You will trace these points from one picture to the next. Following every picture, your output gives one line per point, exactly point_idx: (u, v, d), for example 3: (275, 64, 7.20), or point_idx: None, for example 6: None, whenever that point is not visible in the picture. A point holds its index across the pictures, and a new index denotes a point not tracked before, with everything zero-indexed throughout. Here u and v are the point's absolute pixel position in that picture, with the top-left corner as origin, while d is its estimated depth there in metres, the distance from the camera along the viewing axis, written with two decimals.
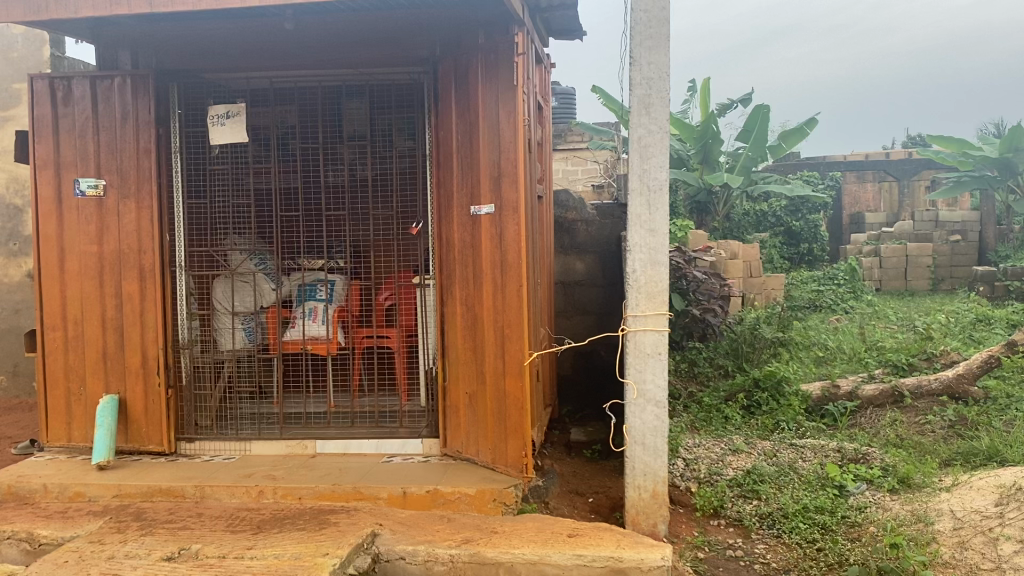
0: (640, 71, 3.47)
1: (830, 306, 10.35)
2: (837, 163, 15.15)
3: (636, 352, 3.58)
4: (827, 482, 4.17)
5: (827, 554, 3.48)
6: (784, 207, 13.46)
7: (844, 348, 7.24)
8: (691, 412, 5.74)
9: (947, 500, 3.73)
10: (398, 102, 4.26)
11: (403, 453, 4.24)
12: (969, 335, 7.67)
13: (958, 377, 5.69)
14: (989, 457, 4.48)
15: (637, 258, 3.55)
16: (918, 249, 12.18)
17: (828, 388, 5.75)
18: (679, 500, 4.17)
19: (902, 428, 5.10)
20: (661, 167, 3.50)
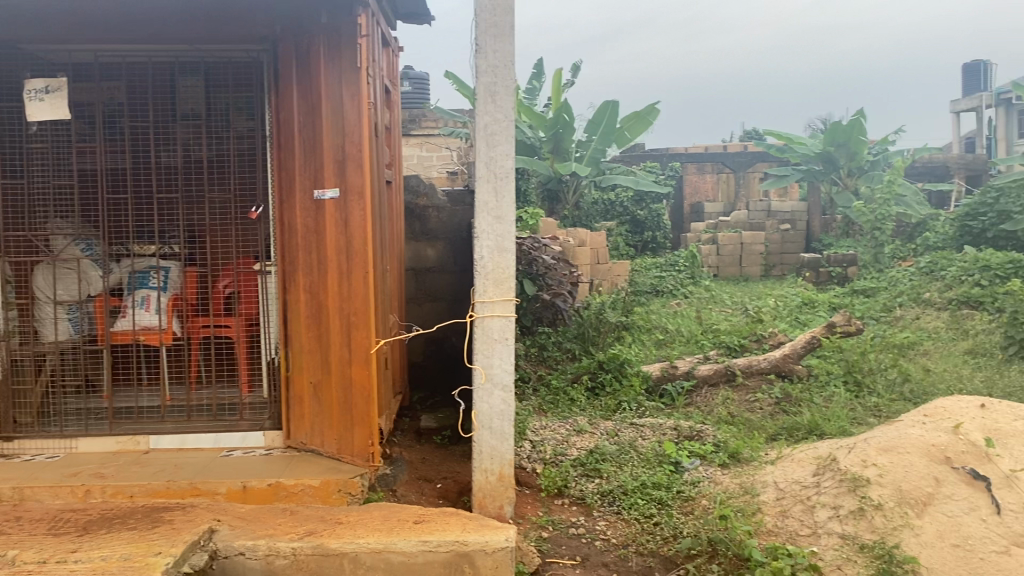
0: (485, 59, 3.48)
1: (671, 291, 10.82)
2: (679, 155, 15.84)
3: (483, 338, 3.61)
4: (664, 459, 4.36)
5: (662, 528, 3.64)
6: (631, 197, 13.89)
7: (683, 331, 7.59)
8: (539, 395, 5.86)
9: (771, 472, 3.99)
10: (236, 80, 4.10)
11: (244, 446, 4.10)
12: (795, 317, 8.22)
13: (784, 357, 6.07)
14: (809, 431, 4.83)
15: (485, 245, 3.57)
16: (752, 237, 12.90)
17: (666, 368, 6.01)
18: (525, 481, 4.24)
19: (733, 406, 5.41)
20: (508, 155, 3.53)
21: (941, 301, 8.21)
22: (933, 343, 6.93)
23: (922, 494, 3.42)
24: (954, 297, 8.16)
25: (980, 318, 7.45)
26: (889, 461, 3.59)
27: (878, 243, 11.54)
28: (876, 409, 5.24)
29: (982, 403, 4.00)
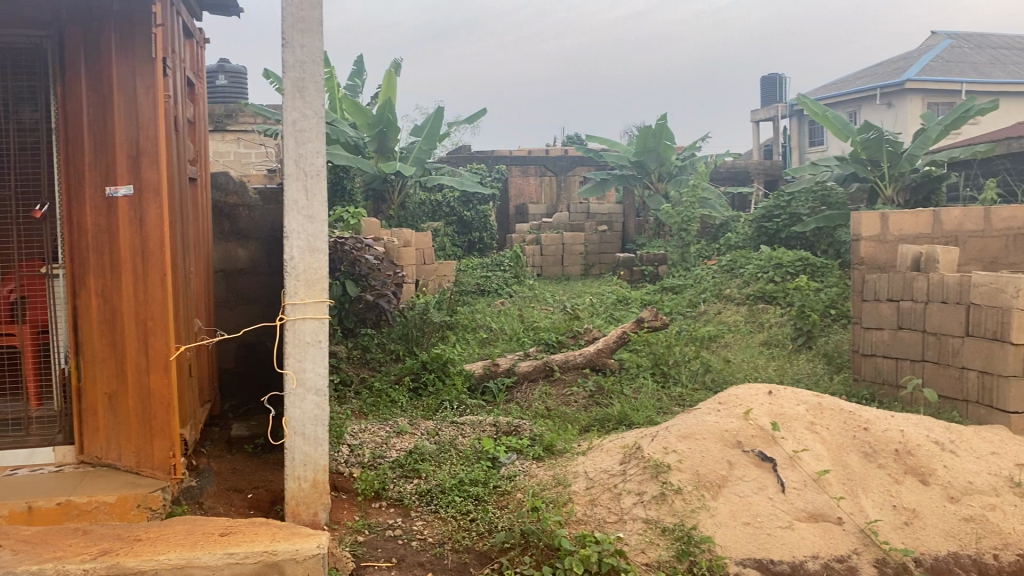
0: (293, 53, 3.38)
1: (495, 290, 10.98)
2: (503, 157, 16.10)
3: (295, 342, 3.50)
4: (481, 455, 4.41)
5: (478, 524, 3.68)
6: (457, 198, 13.97)
7: (505, 330, 7.72)
8: (360, 398, 5.77)
9: (582, 463, 4.14)
10: (15, 66, 3.68)
11: (30, 464, 3.76)
12: (610, 314, 8.56)
13: (598, 351, 6.30)
14: (619, 422, 5.06)
15: (295, 245, 3.47)
16: (573, 238, 13.32)
17: (488, 366, 6.10)
18: (341, 485, 4.16)
19: (551, 400, 5.56)
20: (319, 152, 3.45)
21: (740, 296, 8.81)
22: (733, 336, 7.42)
23: (716, 476, 3.65)
24: (752, 293, 8.76)
25: (774, 312, 8.05)
26: (688, 447, 3.80)
27: (685, 243, 12.22)
28: (681, 399, 5.55)
29: (770, 389, 4.31)
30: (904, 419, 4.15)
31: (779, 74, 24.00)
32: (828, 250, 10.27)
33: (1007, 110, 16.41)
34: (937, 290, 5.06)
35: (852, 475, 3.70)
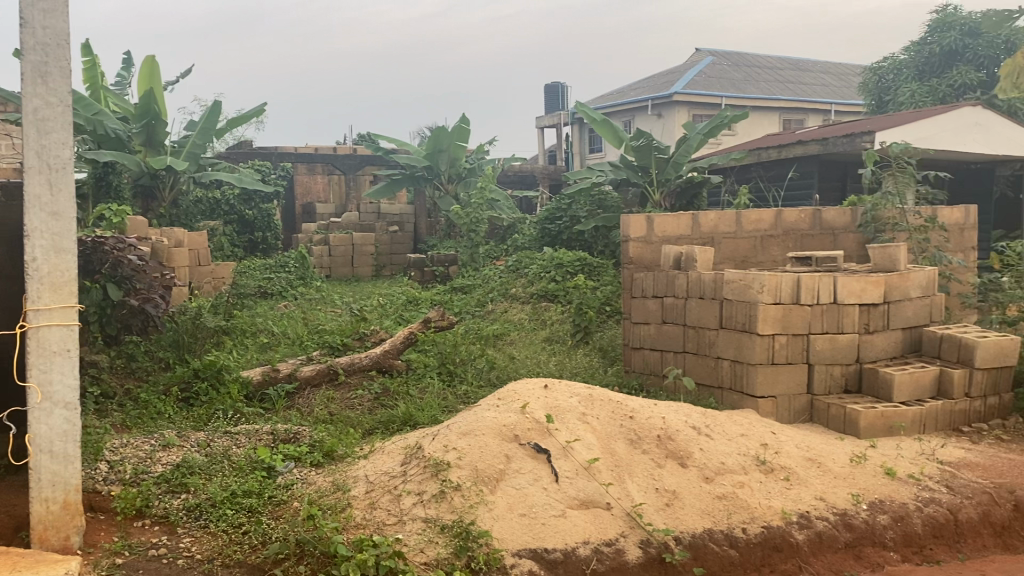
0: (32, 35, 3.08)
1: (279, 292, 10.61)
2: (288, 154, 15.61)
3: (39, 351, 3.19)
4: (257, 465, 4.23)
5: (251, 536, 3.52)
6: (238, 196, 13.36)
7: (289, 334, 7.48)
8: (124, 410, 5.37)
9: (362, 467, 4.08)
10: None
11: None
12: (399, 315, 8.53)
13: (384, 353, 6.21)
14: (403, 422, 5.04)
15: (37, 245, 3.16)
16: (362, 239, 13.14)
17: (267, 372, 5.87)
18: (98, 506, 3.84)
19: (333, 405, 5.44)
20: (64, 143, 3.17)
21: (525, 295, 9.06)
22: (518, 333, 7.62)
23: (494, 471, 3.72)
24: (535, 291, 9.04)
25: (555, 310, 8.35)
26: (466, 444, 3.85)
27: (473, 244, 12.39)
28: (465, 397, 5.61)
29: (545, 383, 4.47)
30: (667, 407, 4.44)
31: (562, 83, 24.96)
32: (604, 251, 10.77)
33: (759, 122, 18.04)
34: (696, 286, 5.44)
35: (619, 461, 3.89)
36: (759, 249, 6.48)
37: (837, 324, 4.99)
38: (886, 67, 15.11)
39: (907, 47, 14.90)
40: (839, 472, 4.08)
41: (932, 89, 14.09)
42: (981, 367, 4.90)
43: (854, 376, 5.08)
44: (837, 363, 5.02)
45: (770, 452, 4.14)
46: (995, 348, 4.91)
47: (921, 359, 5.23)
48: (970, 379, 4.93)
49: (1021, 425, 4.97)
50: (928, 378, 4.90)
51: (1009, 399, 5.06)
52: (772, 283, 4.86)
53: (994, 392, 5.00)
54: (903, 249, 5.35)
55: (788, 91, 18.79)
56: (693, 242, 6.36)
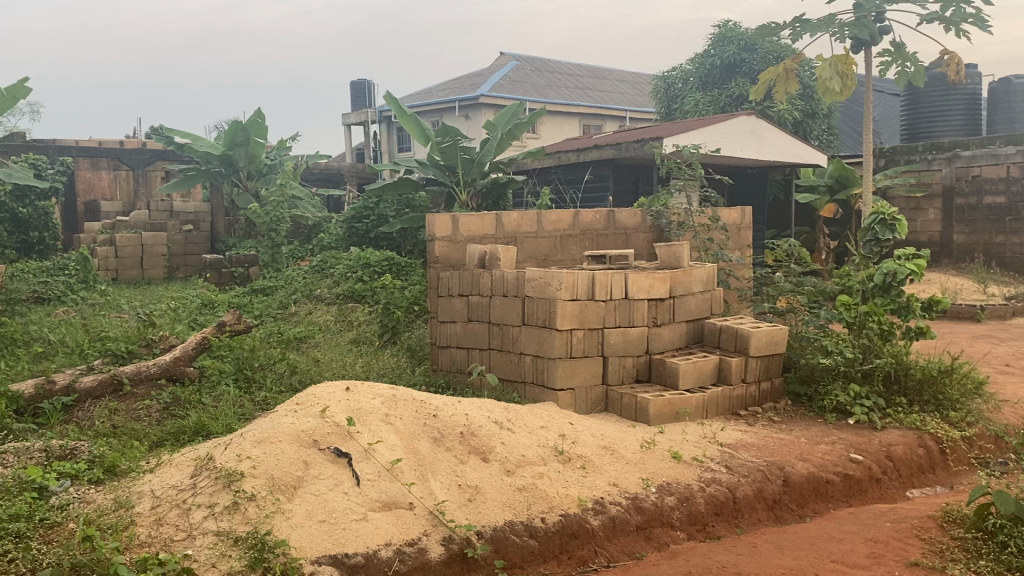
0: None
1: (58, 297, 9.77)
2: (68, 148, 14.47)
3: None
4: (26, 486, 3.85)
5: (19, 563, 3.20)
6: (9, 192, 12.16)
7: (67, 342, 6.91)
8: None
9: (148, 482, 3.83)
10: None
11: None
12: (193, 319, 8.10)
13: (175, 360, 5.85)
14: (196, 432, 4.80)
15: None
16: (153, 238, 12.38)
17: (41, 385, 5.38)
18: None
19: (117, 417, 5.08)
20: None
21: (330, 296, 8.89)
22: (322, 335, 7.45)
23: (291, 478, 3.61)
24: (341, 292, 8.88)
25: (362, 310, 8.24)
26: (262, 452, 3.71)
27: (275, 244, 11.98)
28: (264, 403, 5.42)
29: (347, 386, 4.40)
30: (469, 404, 4.49)
31: (367, 80, 24.65)
32: (412, 251, 10.73)
33: (561, 125, 18.63)
34: (498, 284, 5.54)
35: (421, 461, 3.89)
36: (560, 248, 6.64)
37: (628, 318, 5.26)
38: (674, 76, 16.09)
39: (691, 58, 15.94)
40: (630, 458, 4.28)
41: (713, 99, 15.18)
42: (754, 355, 5.33)
43: (644, 367, 5.37)
44: (629, 355, 5.28)
45: (568, 442, 4.29)
46: (766, 338, 5.35)
47: (703, 349, 5.61)
48: (746, 366, 5.33)
49: (789, 406, 5.44)
50: (709, 366, 5.26)
51: (779, 383, 5.52)
52: (569, 280, 5.02)
53: (767, 377, 5.45)
54: (686, 247, 5.67)
55: (587, 97, 19.60)
56: (497, 242, 6.39)
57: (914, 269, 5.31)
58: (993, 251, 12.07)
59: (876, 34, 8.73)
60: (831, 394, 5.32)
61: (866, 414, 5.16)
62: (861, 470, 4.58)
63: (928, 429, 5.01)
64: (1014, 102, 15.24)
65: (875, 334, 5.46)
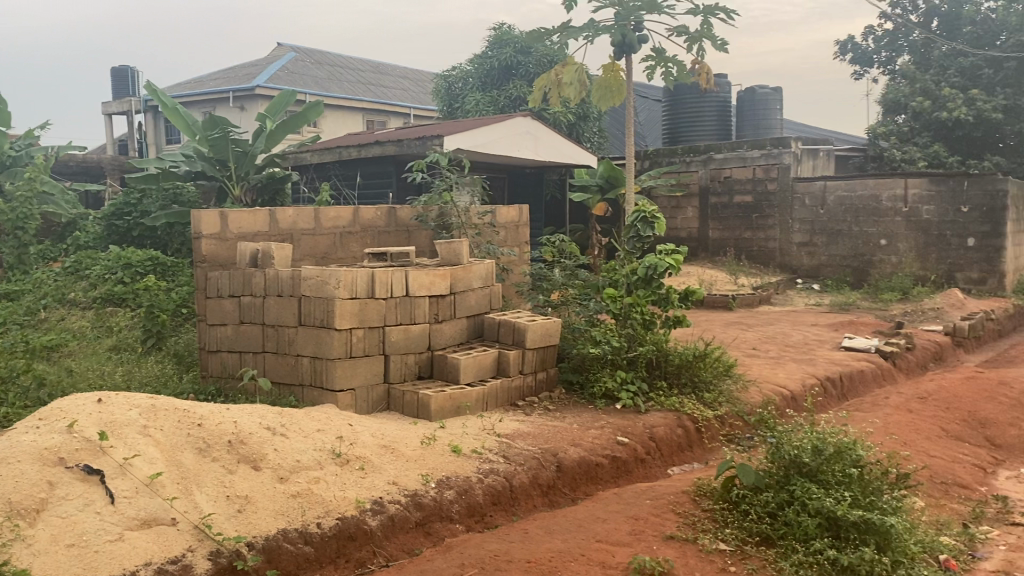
0: None
1: None
2: None
3: None
4: None
5: None
6: None
7: None
8: None
9: None
10: None
11: None
12: None
13: None
14: None
15: None
16: None
17: None
18: None
19: None
20: None
21: (85, 301, 8.18)
22: (77, 343, 6.84)
23: (33, 502, 3.28)
24: (98, 295, 8.22)
25: (123, 314, 7.67)
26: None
27: (22, 244, 10.87)
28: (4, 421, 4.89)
29: (99, 398, 4.06)
30: (239, 410, 4.30)
31: (131, 67, 22.98)
32: (180, 248, 10.03)
33: (343, 120, 18.27)
34: (272, 284, 5.32)
35: (186, 473, 3.67)
36: (339, 245, 6.51)
37: (409, 315, 5.25)
38: (454, 76, 16.31)
39: (471, 59, 16.20)
40: (410, 455, 4.26)
41: (493, 99, 15.54)
42: (531, 347, 5.50)
43: (424, 363, 5.39)
44: (409, 352, 5.28)
45: (345, 444, 4.20)
46: (541, 330, 5.54)
47: (483, 343, 5.72)
48: (523, 358, 5.49)
49: (564, 395, 5.67)
50: (488, 360, 5.37)
51: (554, 373, 5.74)
52: (348, 278, 4.92)
53: (542, 367, 5.64)
54: (465, 243, 5.75)
55: (369, 93, 19.39)
56: (271, 239, 6.13)
57: (672, 262, 5.70)
58: (742, 246, 13.18)
59: (636, 42, 9.29)
60: (600, 380, 5.61)
61: (632, 399, 5.51)
62: (627, 452, 4.88)
63: (685, 411, 5.45)
64: (758, 110, 16.80)
65: (638, 325, 5.84)
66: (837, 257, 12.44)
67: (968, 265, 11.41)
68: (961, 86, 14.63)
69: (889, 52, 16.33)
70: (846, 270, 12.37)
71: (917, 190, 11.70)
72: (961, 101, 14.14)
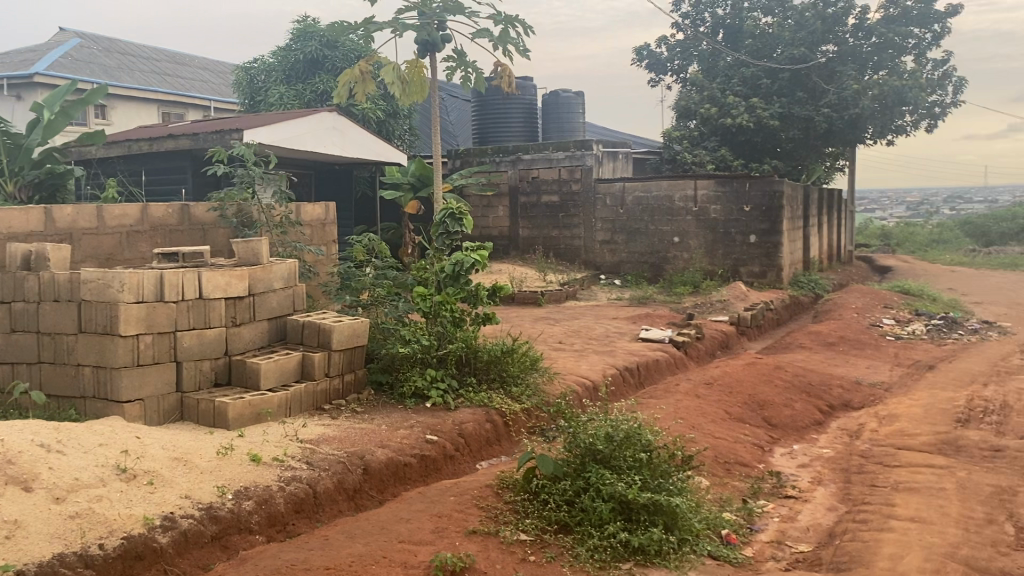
0: None
1: None
2: None
3: None
4: None
5: None
6: None
7: None
8: None
9: None
10: None
11: None
12: None
13: None
14: None
15: None
16: None
17: None
18: None
19: None
20: None
21: None
22: None
23: None
24: None
25: None
26: None
27: None
28: None
29: None
30: (7, 429, 3.92)
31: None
32: None
33: (137, 111, 17.15)
34: (47, 288, 4.89)
35: None
36: (126, 245, 6.05)
37: (203, 319, 5.00)
38: (257, 68, 15.71)
39: (274, 51, 15.67)
40: (205, 467, 4.05)
41: (298, 94, 15.12)
42: (337, 349, 5.38)
43: (223, 369, 5.15)
44: (205, 358, 5.03)
45: (132, 458, 3.93)
46: (347, 331, 5.44)
47: (287, 346, 5.54)
48: (330, 360, 5.36)
49: (372, 397, 5.60)
50: (291, 364, 5.21)
51: (362, 375, 5.65)
52: (133, 281, 4.61)
53: (350, 369, 5.54)
54: (265, 243, 5.54)
55: (166, 84, 18.33)
56: (47, 240, 5.58)
57: (478, 259, 5.79)
58: (550, 244, 13.61)
59: (439, 41, 9.35)
60: (410, 379, 5.58)
61: (441, 397, 5.54)
62: (436, 450, 4.90)
63: (494, 406, 5.54)
64: (562, 112, 17.36)
65: (448, 323, 5.81)
66: (637, 254, 13.09)
67: (751, 260, 12.36)
68: (743, 94, 15.80)
69: (680, 61, 17.38)
70: (645, 266, 13.04)
71: (706, 191, 12.50)
72: (742, 109, 15.20)
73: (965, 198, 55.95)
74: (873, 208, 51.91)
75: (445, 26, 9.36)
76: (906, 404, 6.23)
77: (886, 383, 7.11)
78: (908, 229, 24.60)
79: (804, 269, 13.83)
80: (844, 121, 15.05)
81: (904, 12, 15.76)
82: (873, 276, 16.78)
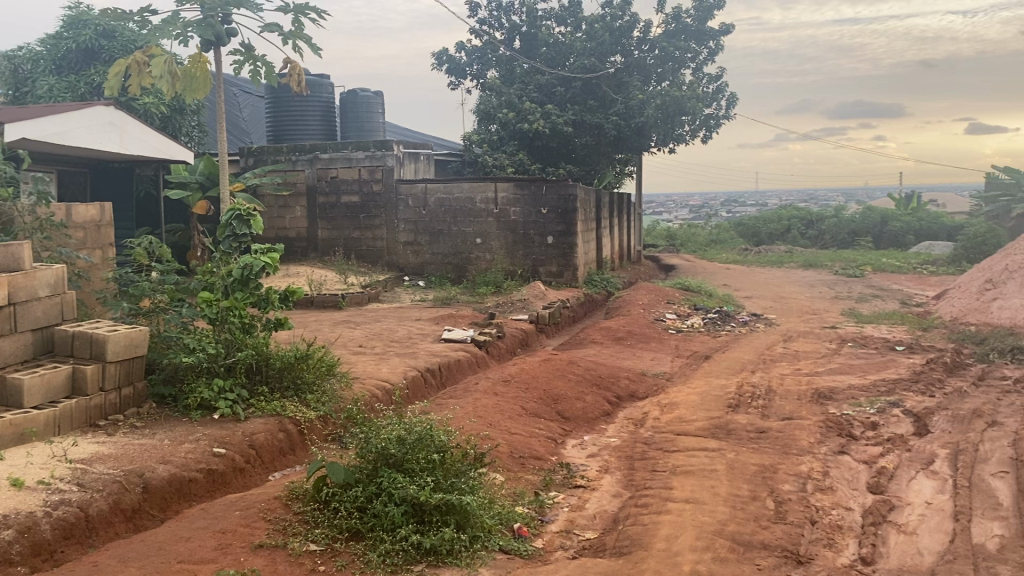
0: None
1: None
2: None
3: None
4: None
5: None
6: None
7: None
8: None
9: None
10: None
11: None
12: None
13: None
14: None
15: None
16: None
17: None
18: None
19: None
20: None
21: None
22: None
23: None
24: None
25: None
26: None
27: None
28: None
29: None
30: None
31: None
32: None
33: None
34: None
35: None
36: None
37: None
38: (22, 56, 14.40)
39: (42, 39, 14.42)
40: None
41: (71, 86, 14.01)
42: (112, 360, 5.02)
43: None
44: None
45: None
46: (124, 341, 5.08)
47: (54, 359, 5.09)
48: (103, 373, 4.99)
49: (153, 411, 5.28)
50: (59, 378, 4.80)
51: (142, 388, 5.30)
52: None
53: (128, 382, 5.19)
54: (26, 246, 5.05)
55: None
56: None
57: (267, 262, 5.58)
58: (351, 245, 13.41)
59: (225, 36, 8.98)
60: (195, 391, 5.31)
61: (230, 407, 5.32)
62: (224, 463, 4.69)
63: (287, 414, 5.40)
64: (361, 112, 17.16)
65: (236, 329, 5.59)
66: (439, 255, 13.18)
67: (548, 260, 12.79)
68: (538, 100, 16.32)
69: (479, 66, 17.70)
70: (447, 267, 13.16)
71: (505, 193, 12.79)
72: (539, 115, 15.61)
73: (741, 201, 60.70)
74: (662, 208, 55.13)
75: (230, 20, 9.01)
76: (686, 392, 6.67)
77: (669, 373, 7.59)
78: (691, 230, 26.42)
79: (598, 268, 14.49)
80: (631, 129, 15.90)
81: (683, 28, 16.87)
82: (660, 273, 17.86)
